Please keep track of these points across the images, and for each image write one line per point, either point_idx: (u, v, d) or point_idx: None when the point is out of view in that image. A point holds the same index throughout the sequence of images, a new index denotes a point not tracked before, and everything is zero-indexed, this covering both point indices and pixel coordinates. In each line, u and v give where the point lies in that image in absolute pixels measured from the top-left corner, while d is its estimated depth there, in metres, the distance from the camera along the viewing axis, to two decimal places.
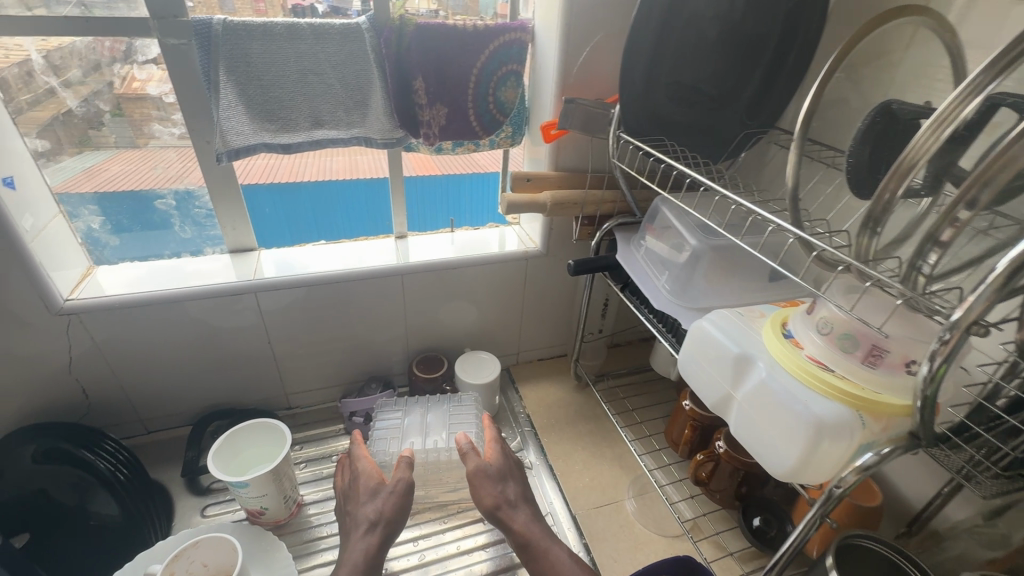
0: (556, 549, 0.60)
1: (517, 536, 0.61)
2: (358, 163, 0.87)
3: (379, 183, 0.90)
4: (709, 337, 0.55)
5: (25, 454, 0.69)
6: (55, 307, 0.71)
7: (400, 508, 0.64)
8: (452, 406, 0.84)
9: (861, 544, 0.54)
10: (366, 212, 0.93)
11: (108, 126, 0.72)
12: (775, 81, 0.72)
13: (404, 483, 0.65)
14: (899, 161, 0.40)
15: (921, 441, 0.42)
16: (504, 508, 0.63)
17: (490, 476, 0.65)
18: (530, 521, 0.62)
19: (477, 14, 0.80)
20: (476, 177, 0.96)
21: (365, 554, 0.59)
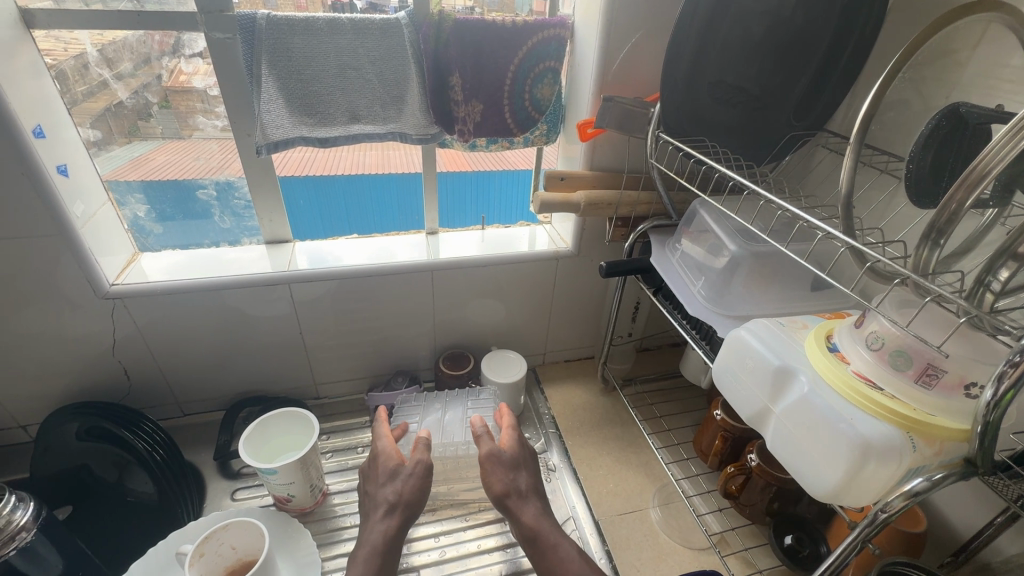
0: (564, 546, 0.57)
1: (525, 528, 0.58)
2: (390, 158, 0.87)
3: (408, 178, 0.90)
4: (748, 347, 0.53)
5: (70, 430, 0.72)
6: (102, 291, 0.74)
7: (418, 490, 0.62)
8: (471, 403, 0.85)
9: (902, 572, 0.51)
10: (398, 206, 0.93)
11: (156, 117, 0.74)
12: (827, 81, 0.68)
13: (423, 466, 0.64)
14: (970, 169, 0.37)
15: (978, 469, 0.40)
16: (514, 497, 0.60)
17: (502, 463, 0.63)
18: (541, 515, 0.59)
19: (513, 12, 0.78)
20: (506, 174, 0.95)
21: (383, 535, 0.58)
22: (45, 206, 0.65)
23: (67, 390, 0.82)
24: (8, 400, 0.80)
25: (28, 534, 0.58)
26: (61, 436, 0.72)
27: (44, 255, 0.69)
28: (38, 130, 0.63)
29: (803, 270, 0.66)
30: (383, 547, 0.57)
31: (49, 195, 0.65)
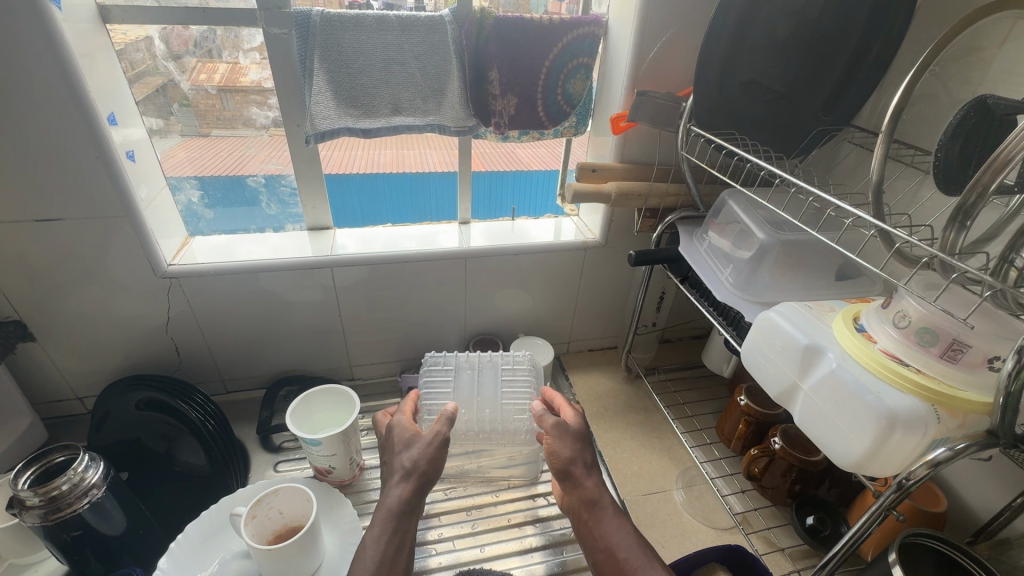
0: (619, 519, 0.63)
1: (586, 494, 0.65)
2: (405, 157, 0.91)
3: (422, 178, 0.94)
4: (777, 328, 0.56)
5: (132, 400, 0.77)
6: (160, 270, 0.79)
7: (435, 459, 0.64)
8: (504, 368, 0.80)
9: (920, 542, 0.54)
10: (418, 199, 0.97)
11: (175, 115, 0.79)
12: (855, 78, 0.71)
13: (440, 438, 0.65)
14: (995, 155, 0.40)
15: (999, 439, 0.42)
16: (577, 467, 0.66)
17: (569, 434, 0.68)
18: (603, 485, 0.65)
19: (528, 12, 0.80)
20: (518, 175, 0.99)
21: (400, 499, 0.62)
22: (114, 188, 0.70)
23: (122, 365, 0.87)
24: (69, 372, 0.85)
25: (99, 492, 0.63)
26: (121, 404, 0.77)
27: (111, 234, 0.74)
28: (111, 118, 0.68)
29: (829, 259, 0.69)
30: (400, 511, 0.61)
31: (119, 178, 0.70)
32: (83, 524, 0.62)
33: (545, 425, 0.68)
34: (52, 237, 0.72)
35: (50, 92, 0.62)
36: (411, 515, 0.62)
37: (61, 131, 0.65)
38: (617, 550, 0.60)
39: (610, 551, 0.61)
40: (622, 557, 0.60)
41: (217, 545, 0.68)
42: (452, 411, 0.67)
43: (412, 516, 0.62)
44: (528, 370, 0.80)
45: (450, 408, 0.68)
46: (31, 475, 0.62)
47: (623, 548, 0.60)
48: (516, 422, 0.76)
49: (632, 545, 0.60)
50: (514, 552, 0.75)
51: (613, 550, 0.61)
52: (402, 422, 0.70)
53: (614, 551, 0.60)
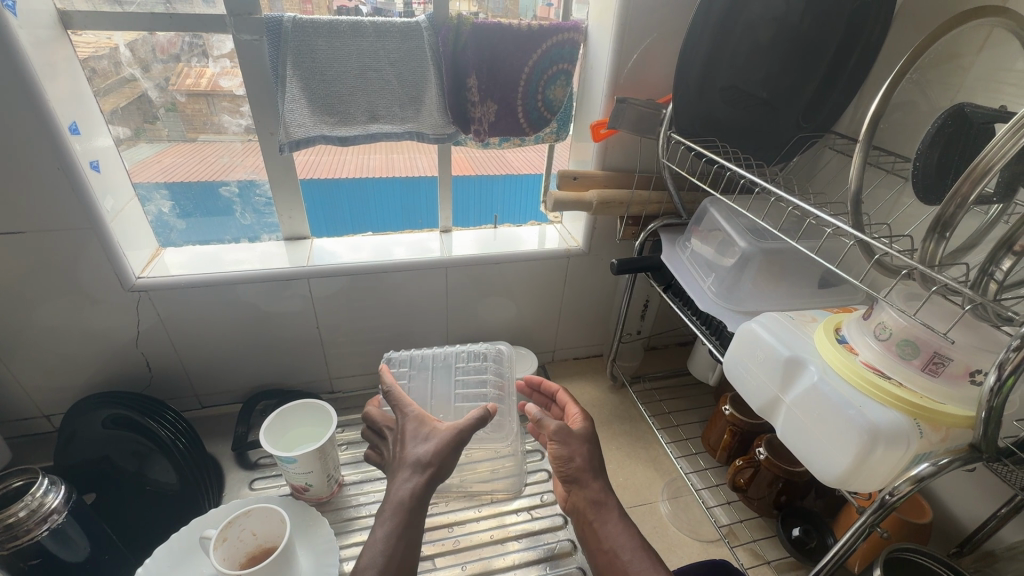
0: (624, 522, 0.63)
1: (591, 496, 0.66)
2: (394, 163, 0.90)
3: (412, 183, 0.93)
4: (758, 340, 0.55)
5: (97, 418, 0.74)
6: (128, 283, 0.76)
7: (449, 457, 0.62)
8: (465, 359, 0.82)
9: (907, 558, 0.52)
10: (408, 206, 0.95)
11: (163, 120, 0.77)
12: (835, 84, 0.70)
13: (460, 440, 0.63)
14: (974, 164, 0.39)
15: (982, 454, 0.41)
16: (585, 472, 0.67)
17: (576, 436, 0.67)
18: (609, 488, 0.66)
19: (517, 17, 0.80)
20: (510, 179, 0.98)
21: (411, 492, 0.60)
22: (77, 200, 0.68)
23: (91, 381, 0.84)
24: (34, 389, 0.82)
25: (60, 517, 0.60)
26: (87, 422, 0.74)
27: (75, 247, 0.71)
28: (74, 126, 0.66)
29: (812, 267, 0.68)
30: (411, 505, 0.59)
31: (83, 189, 0.67)
32: (42, 551, 0.59)
33: (549, 431, 0.66)
34: (14, 251, 0.70)
35: (7, 101, 0.60)
36: (419, 511, 0.59)
37: (19, 141, 0.62)
38: (619, 552, 0.61)
39: (614, 552, 0.61)
40: (624, 560, 0.60)
41: (187, 569, 0.65)
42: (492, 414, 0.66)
43: (418, 514, 0.60)
44: (489, 355, 0.83)
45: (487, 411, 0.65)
46: None
47: (627, 551, 0.61)
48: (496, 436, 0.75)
49: (636, 549, 0.60)
50: (496, 569, 0.73)
51: (616, 552, 0.61)
52: (422, 415, 0.67)
53: (617, 553, 0.61)
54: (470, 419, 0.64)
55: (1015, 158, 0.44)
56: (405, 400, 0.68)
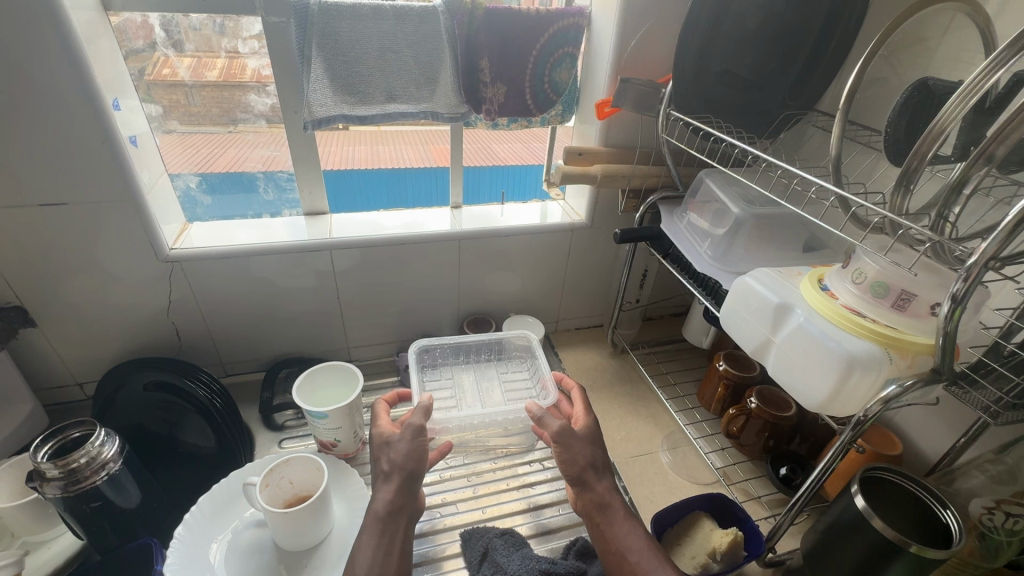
0: (631, 522, 0.64)
1: (596, 498, 0.66)
2: (379, 152, 0.97)
3: (397, 174, 0.99)
4: (752, 291, 0.62)
5: (141, 380, 0.79)
6: (163, 254, 0.81)
7: (410, 453, 0.65)
8: (504, 376, 0.88)
9: (880, 477, 0.59)
10: (392, 193, 1.00)
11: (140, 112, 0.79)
12: (818, 66, 0.77)
13: (413, 429, 0.66)
14: (932, 126, 0.46)
15: (941, 375, 0.48)
16: (589, 472, 0.67)
17: (579, 437, 0.69)
18: (614, 489, 0.66)
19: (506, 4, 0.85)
20: (493, 169, 1.04)
21: (388, 503, 0.64)
22: (118, 174, 0.72)
23: (123, 348, 0.88)
24: (68, 357, 0.86)
25: (116, 465, 0.65)
26: (132, 383, 0.80)
27: (113, 219, 0.76)
28: (114, 103, 0.70)
29: (798, 232, 0.76)
30: (388, 514, 0.63)
31: (124, 163, 0.72)
32: (101, 495, 0.64)
33: (550, 431, 0.67)
34: (54, 222, 0.74)
35: (56, 77, 0.64)
36: (397, 518, 0.64)
37: (65, 118, 0.67)
38: (627, 553, 0.62)
39: (622, 555, 0.62)
40: (632, 562, 0.61)
41: (231, 513, 0.73)
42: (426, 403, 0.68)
43: (399, 518, 0.64)
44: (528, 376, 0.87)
45: (426, 400, 0.69)
46: (49, 449, 0.64)
47: (635, 551, 0.62)
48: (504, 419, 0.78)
49: (643, 548, 0.62)
50: (514, 512, 0.79)
51: (624, 553, 0.62)
52: (382, 429, 0.69)
53: (624, 554, 0.62)
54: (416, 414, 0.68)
55: (966, 125, 0.51)
56: (380, 414, 0.72)
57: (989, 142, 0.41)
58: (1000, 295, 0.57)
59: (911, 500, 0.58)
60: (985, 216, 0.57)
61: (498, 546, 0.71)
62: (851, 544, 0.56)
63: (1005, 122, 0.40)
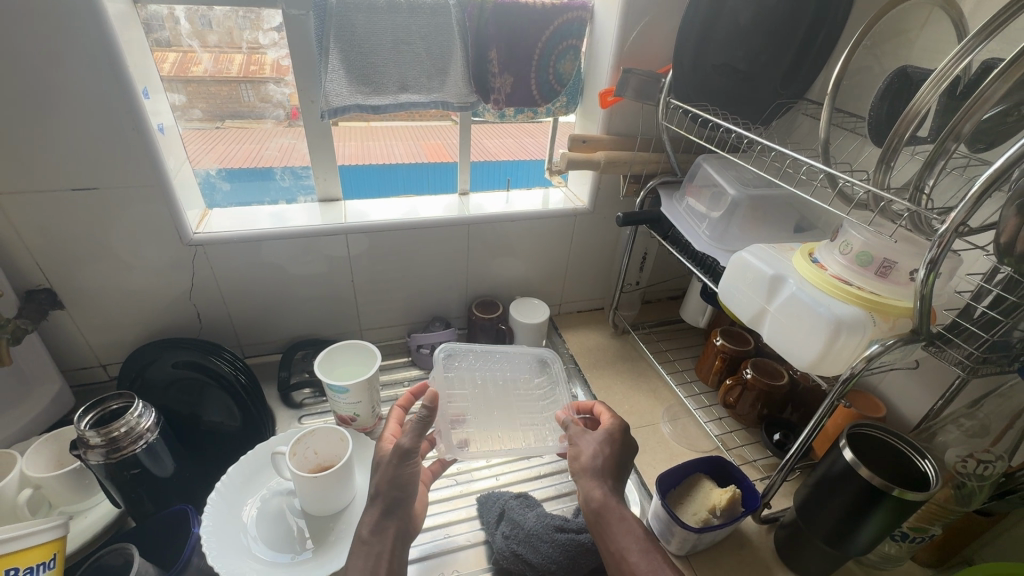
0: (628, 523, 0.61)
1: (591, 502, 0.63)
2: (371, 149, 1.01)
3: (386, 169, 1.02)
4: (749, 266, 0.67)
5: (170, 357, 0.84)
6: (187, 238, 0.84)
7: (393, 479, 0.65)
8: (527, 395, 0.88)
9: (866, 433, 0.64)
10: (383, 180, 1.02)
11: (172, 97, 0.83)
12: (808, 56, 0.82)
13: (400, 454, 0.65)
14: (909, 109, 0.52)
15: (919, 334, 0.53)
16: (585, 470, 0.66)
17: (586, 438, 0.70)
18: (611, 492, 0.64)
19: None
20: (483, 167, 1.07)
21: (371, 524, 0.63)
22: (149, 161, 0.76)
23: (147, 329, 0.91)
24: (93, 337, 0.89)
25: (152, 435, 0.69)
26: (161, 361, 0.84)
27: (141, 203, 0.79)
28: (144, 91, 0.74)
29: (790, 214, 0.81)
30: (371, 535, 0.63)
31: (152, 148, 0.75)
32: (139, 463, 0.68)
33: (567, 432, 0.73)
34: (83, 207, 0.77)
35: (93, 66, 0.68)
36: (383, 535, 0.63)
37: (96, 106, 0.70)
38: (625, 555, 0.60)
39: (619, 555, 0.60)
40: (630, 561, 0.59)
41: (259, 482, 0.78)
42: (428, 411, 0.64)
43: (385, 538, 0.63)
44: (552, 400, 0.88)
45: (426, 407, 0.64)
46: (90, 419, 0.68)
47: (632, 552, 0.59)
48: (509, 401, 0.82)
49: (642, 549, 0.59)
50: (526, 478, 0.84)
51: (622, 554, 0.60)
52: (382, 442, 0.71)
53: (622, 555, 0.60)
54: (413, 430, 0.65)
55: (940, 109, 0.57)
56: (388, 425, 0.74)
57: (958, 120, 0.47)
58: (971, 264, 0.63)
59: (894, 453, 0.63)
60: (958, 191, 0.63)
61: (514, 507, 0.75)
62: (839, 491, 0.62)
63: (972, 100, 0.45)
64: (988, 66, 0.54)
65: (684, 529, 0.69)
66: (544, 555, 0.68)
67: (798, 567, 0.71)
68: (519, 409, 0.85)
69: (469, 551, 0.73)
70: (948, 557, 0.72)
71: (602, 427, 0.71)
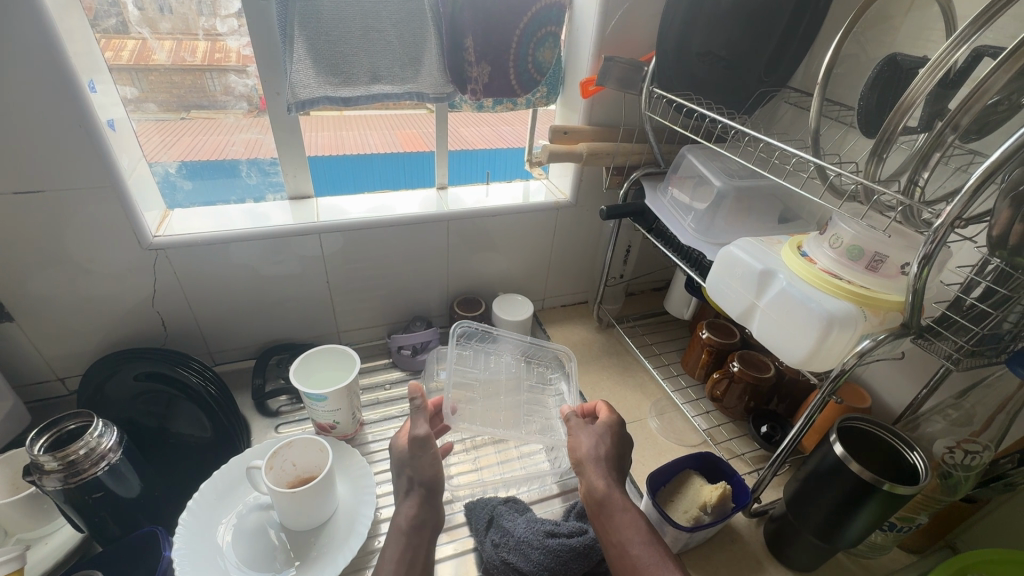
0: (631, 514, 0.62)
1: (595, 491, 0.65)
2: (343, 139, 0.98)
3: (361, 159, 0.98)
4: (736, 260, 0.66)
5: (133, 369, 0.79)
6: (146, 242, 0.79)
7: (433, 467, 0.67)
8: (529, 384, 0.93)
9: (857, 426, 0.64)
10: (359, 174, 0.98)
11: (123, 90, 0.77)
12: (791, 43, 0.81)
13: (420, 439, 0.67)
14: (902, 100, 0.50)
15: (909, 328, 0.52)
16: (589, 461, 0.68)
17: (587, 430, 0.71)
18: (613, 483, 0.65)
19: None
20: (459, 154, 1.03)
21: (410, 517, 0.64)
22: (100, 161, 0.71)
23: (106, 339, 0.86)
24: (48, 350, 0.83)
25: (115, 455, 0.65)
26: (123, 373, 0.79)
27: (93, 206, 0.73)
28: (91, 85, 0.68)
29: (775, 205, 0.80)
30: (410, 528, 0.63)
31: (103, 147, 0.70)
32: (102, 486, 0.63)
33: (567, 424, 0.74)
34: (28, 211, 0.71)
35: (30, 57, 0.61)
36: (420, 531, 0.63)
37: (34, 100, 0.64)
38: (628, 547, 0.60)
39: (621, 547, 0.60)
40: (633, 554, 0.59)
41: (235, 497, 0.74)
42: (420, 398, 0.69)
43: (422, 530, 0.63)
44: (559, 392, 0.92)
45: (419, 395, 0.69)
46: (45, 442, 0.63)
47: (636, 545, 0.60)
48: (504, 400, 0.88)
49: (645, 542, 0.60)
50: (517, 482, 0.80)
51: (624, 546, 0.60)
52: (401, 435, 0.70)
53: (625, 547, 0.60)
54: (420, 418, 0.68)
55: (932, 98, 0.55)
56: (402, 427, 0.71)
57: (956, 113, 0.45)
58: (961, 254, 0.63)
59: (884, 445, 0.63)
60: (946, 182, 0.62)
61: (504, 513, 0.73)
62: (830, 486, 0.61)
63: (969, 93, 0.44)
64: (980, 54, 0.52)
65: (676, 529, 0.68)
66: (536, 563, 0.66)
67: (788, 560, 0.71)
68: (521, 404, 0.89)
69: (458, 559, 0.70)
70: (931, 543, 0.73)
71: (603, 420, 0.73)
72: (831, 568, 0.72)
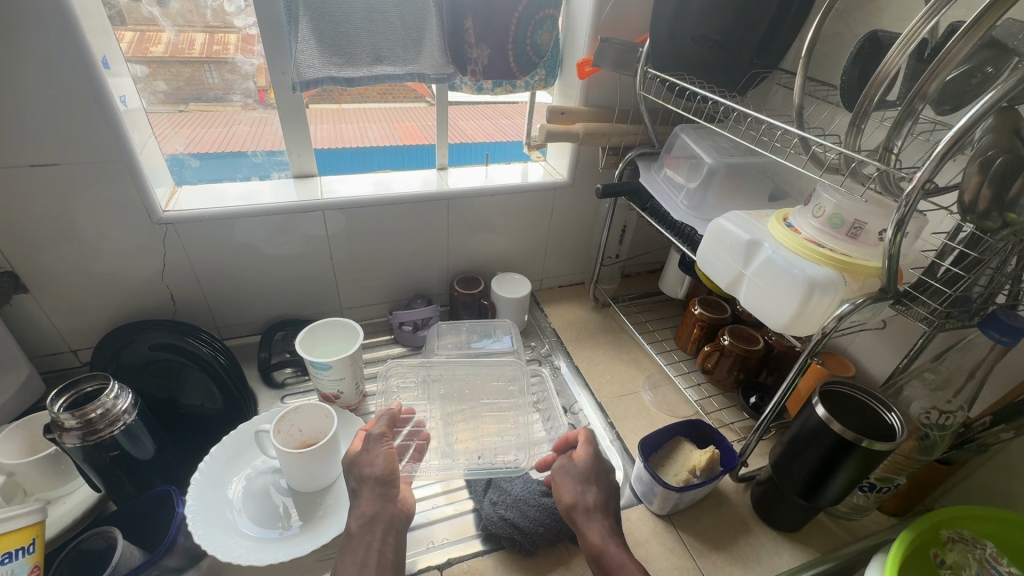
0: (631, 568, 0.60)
1: (590, 545, 0.63)
2: (342, 134, 1.04)
3: (362, 153, 1.02)
4: (726, 232, 0.68)
5: (146, 340, 0.82)
6: (156, 216, 0.81)
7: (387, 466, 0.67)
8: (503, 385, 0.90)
9: (838, 390, 0.67)
10: (361, 157, 1.01)
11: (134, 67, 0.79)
12: (782, 24, 0.83)
13: (374, 437, 0.69)
14: (878, 72, 0.53)
15: (886, 292, 0.55)
16: (579, 514, 0.65)
17: (574, 477, 0.69)
18: (609, 535, 0.63)
19: None
20: (458, 147, 1.07)
21: (361, 517, 0.63)
22: (113, 136, 0.73)
23: (117, 312, 0.89)
24: (62, 321, 0.86)
25: (130, 417, 0.68)
26: (136, 343, 0.82)
27: (105, 179, 0.76)
28: (103, 61, 0.70)
29: (765, 182, 0.83)
30: (360, 528, 0.62)
31: (115, 122, 0.72)
32: (118, 445, 0.66)
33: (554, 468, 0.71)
34: (43, 183, 0.73)
35: (45, 33, 0.64)
36: (372, 527, 0.62)
37: (49, 74, 0.66)
38: None
39: None
40: None
41: (243, 460, 0.77)
42: (395, 409, 0.72)
43: (374, 528, 0.63)
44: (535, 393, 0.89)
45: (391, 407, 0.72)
46: (64, 402, 0.66)
47: None
48: (482, 398, 0.87)
49: None
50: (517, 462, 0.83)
51: None
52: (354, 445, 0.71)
53: None
54: (380, 423, 0.71)
55: (910, 73, 0.58)
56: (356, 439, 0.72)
57: (924, 82, 0.48)
58: (937, 224, 0.66)
59: (864, 408, 0.66)
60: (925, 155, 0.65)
61: (501, 475, 0.78)
62: (811, 446, 0.64)
63: (939, 61, 0.47)
64: (954, 28, 0.55)
65: (666, 489, 0.71)
66: (532, 518, 0.69)
67: (773, 521, 0.74)
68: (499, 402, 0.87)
69: (458, 518, 0.74)
70: (909, 506, 0.76)
71: (587, 464, 0.70)
72: (813, 529, 0.76)
